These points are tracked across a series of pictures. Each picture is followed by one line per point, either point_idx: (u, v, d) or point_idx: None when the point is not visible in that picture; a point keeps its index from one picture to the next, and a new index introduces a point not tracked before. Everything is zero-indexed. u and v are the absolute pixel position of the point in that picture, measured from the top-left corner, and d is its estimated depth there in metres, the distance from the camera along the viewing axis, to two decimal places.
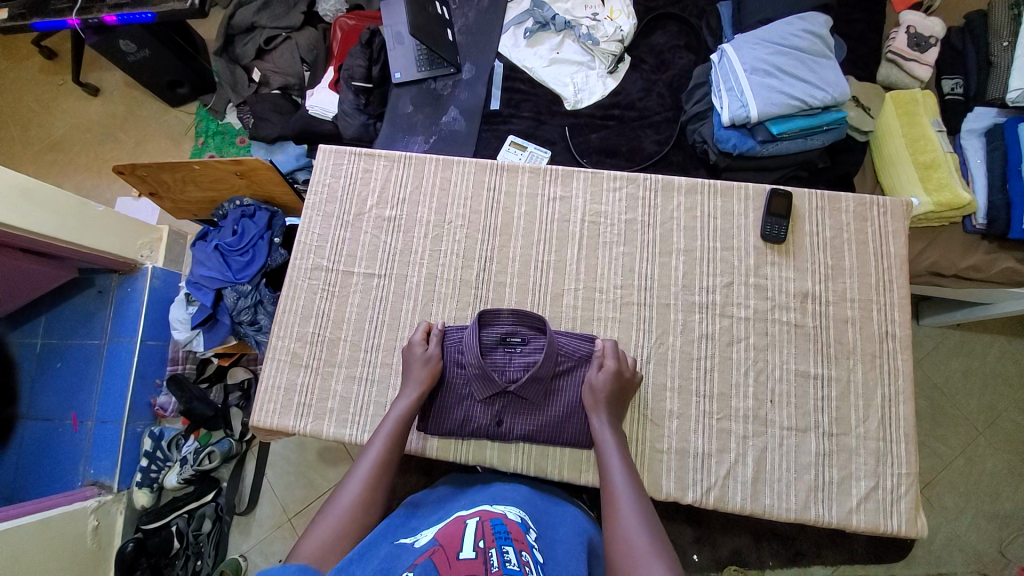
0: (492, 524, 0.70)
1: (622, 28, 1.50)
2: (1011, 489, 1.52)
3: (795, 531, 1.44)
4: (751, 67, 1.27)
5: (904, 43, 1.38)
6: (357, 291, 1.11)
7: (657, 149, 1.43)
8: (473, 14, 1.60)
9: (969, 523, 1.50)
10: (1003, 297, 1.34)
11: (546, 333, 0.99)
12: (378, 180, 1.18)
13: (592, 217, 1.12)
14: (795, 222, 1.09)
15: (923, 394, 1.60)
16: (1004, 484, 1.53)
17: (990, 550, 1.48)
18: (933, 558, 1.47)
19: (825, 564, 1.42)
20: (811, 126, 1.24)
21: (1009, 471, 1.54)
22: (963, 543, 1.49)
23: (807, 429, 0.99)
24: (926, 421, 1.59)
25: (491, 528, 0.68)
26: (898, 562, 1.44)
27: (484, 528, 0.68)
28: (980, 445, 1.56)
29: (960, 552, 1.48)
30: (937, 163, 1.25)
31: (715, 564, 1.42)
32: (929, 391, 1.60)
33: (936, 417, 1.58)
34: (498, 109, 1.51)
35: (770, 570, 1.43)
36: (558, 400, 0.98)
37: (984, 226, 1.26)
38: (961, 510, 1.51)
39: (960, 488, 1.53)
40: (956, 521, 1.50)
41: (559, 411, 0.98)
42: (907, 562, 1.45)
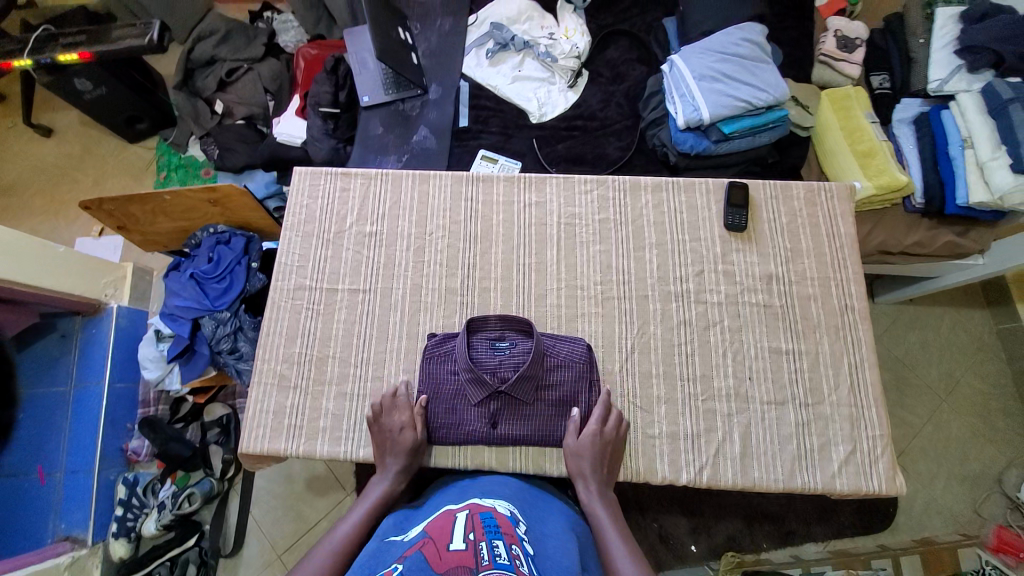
0: (482, 517, 0.72)
1: (578, 45, 1.61)
2: (973, 450, 1.84)
3: (785, 514, 1.78)
4: (699, 74, 1.37)
5: (833, 45, 1.53)
6: (342, 308, 1.09)
7: (620, 155, 1.51)
8: (435, 38, 1.67)
9: (944, 488, 1.82)
10: (946, 270, 1.57)
11: (532, 334, 1.02)
12: (356, 198, 1.17)
13: (567, 219, 1.15)
14: (754, 211, 1.13)
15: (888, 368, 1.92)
16: (971, 447, 1.84)
17: (966, 511, 1.79)
18: (916, 525, 1.80)
19: (816, 541, 1.76)
20: (758, 124, 1.34)
21: (973, 433, 1.86)
22: (940, 506, 1.81)
23: (785, 401, 1.03)
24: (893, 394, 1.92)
25: (481, 521, 0.70)
26: (884, 534, 1.78)
27: (475, 521, 0.70)
28: (944, 412, 1.87)
29: (939, 515, 1.80)
30: (874, 151, 1.40)
31: (713, 553, 1.73)
32: (893, 364, 1.92)
33: (901, 388, 1.91)
34: (467, 125, 1.58)
35: (765, 552, 1.75)
36: (552, 399, 1.00)
37: (923, 205, 1.41)
38: (934, 475, 1.83)
39: (932, 455, 1.85)
40: (930, 485, 1.84)
41: (552, 409, 1.00)
42: (894, 533, 1.79)
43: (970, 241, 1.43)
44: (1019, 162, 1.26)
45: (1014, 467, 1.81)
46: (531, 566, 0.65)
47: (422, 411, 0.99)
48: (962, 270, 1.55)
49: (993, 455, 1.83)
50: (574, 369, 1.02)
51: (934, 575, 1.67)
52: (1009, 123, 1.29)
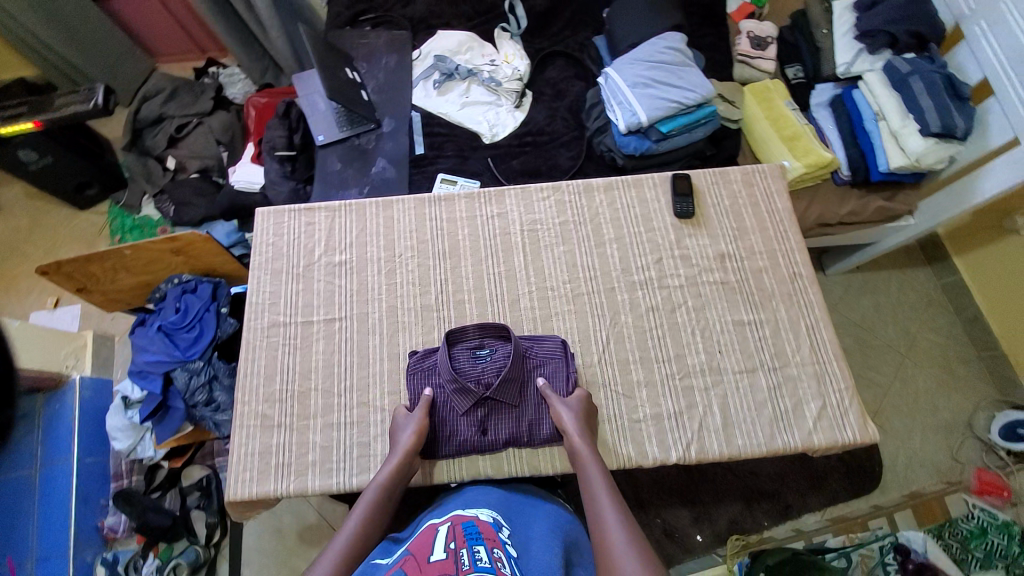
0: (464, 526, 0.75)
1: (518, 68, 1.72)
2: (942, 400, 1.97)
3: (780, 489, 1.84)
4: (632, 82, 1.49)
5: (748, 45, 1.71)
6: (320, 339, 1.10)
7: (572, 164, 1.61)
8: (382, 75, 1.74)
9: (922, 440, 1.93)
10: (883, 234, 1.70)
11: (509, 337, 1.04)
12: (323, 231, 1.18)
13: (529, 226, 1.19)
14: (699, 198, 1.23)
15: (849, 334, 2.04)
16: (938, 398, 1.97)
17: (946, 460, 1.91)
18: (903, 481, 1.89)
19: (813, 511, 1.83)
20: (691, 121, 1.46)
21: (938, 384, 1.98)
22: (922, 459, 1.91)
23: (755, 368, 1.08)
24: (860, 357, 2.02)
25: (462, 530, 0.74)
26: (875, 493, 1.87)
27: (456, 531, 0.74)
28: (907, 367, 2.00)
29: (923, 467, 1.90)
30: (799, 134, 1.55)
31: (719, 540, 1.78)
32: (853, 329, 2.04)
33: (864, 350, 2.01)
34: (423, 152, 1.63)
35: (767, 530, 1.81)
36: (536, 394, 1.03)
37: (850, 176, 1.54)
38: (910, 430, 1.93)
39: (904, 410, 1.95)
40: (911, 441, 1.92)
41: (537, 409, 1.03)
42: (884, 491, 1.88)
43: (898, 203, 1.57)
44: (925, 127, 1.40)
45: (981, 410, 1.94)
46: (513, 567, 0.69)
47: (428, 402, 1.00)
48: (900, 231, 1.66)
49: (959, 402, 1.96)
50: (552, 364, 1.05)
51: (927, 526, 1.80)
52: (912, 94, 1.43)
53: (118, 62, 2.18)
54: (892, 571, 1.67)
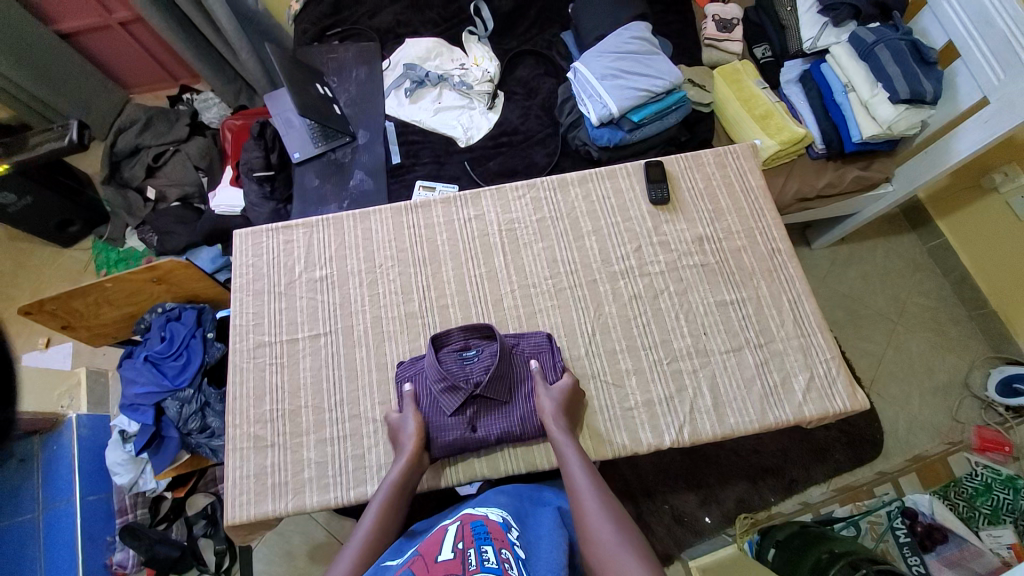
0: (472, 527, 0.75)
1: (488, 70, 1.72)
2: (937, 362, 1.98)
3: (782, 466, 1.84)
4: (601, 74, 1.49)
5: (715, 29, 1.70)
6: (306, 355, 1.10)
7: (548, 161, 1.62)
8: (354, 88, 1.74)
9: (920, 405, 1.94)
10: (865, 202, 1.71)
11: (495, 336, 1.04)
12: (301, 247, 1.18)
13: (507, 225, 1.20)
14: (673, 183, 1.23)
15: (840, 306, 2.05)
16: (933, 361, 1.98)
17: (946, 421, 1.92)
18: (905, 446, 1.89)
19: (818, 483, 1.84)
20: (662, 109, 1.46)
21: (932, 347, 1.99)
22: (922, 423, 1.91)
23: (741, 347, 1.09)
24: (853, 328, 2.02)
25: (470, 530, 0.73)
26: (878, 460, 1.87)
27: (465, 531, 0.73)
28: (900, 333, 2.01)
29: (923, 431, 1.90)
30: (770, 113, 1.56)
31: (728, 520, 1.78)
32: (844, 301, 2.05)
33: (856, 321, 2.02)
34: (400, 161, 1.63)
35: (775, 506, 1.81)
36: (526, 387, 1.03)
37: (824, 150, 1.56)
38: (908, 395, 1.94)
39: (900, 377, 1.96)
40: (909, 406, 1.93)
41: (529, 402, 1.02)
42: (887, 458, 1.88)
43: (875, 171, 1.58)
44: (894, 94, 1.40)
45: (976, 368, 1.96)
46: (521, 568, 0.69)
47: (411, 396, 1.01)
48: (881, 199, 1.68)
49: (954, 363, 1.98)
50: (541, 357, 1.06)
51: (932, 487, 1.78)
52: (878, 63, 1.43)
53: (89, 97, 2.17)
54: (903, 535, 1.64)
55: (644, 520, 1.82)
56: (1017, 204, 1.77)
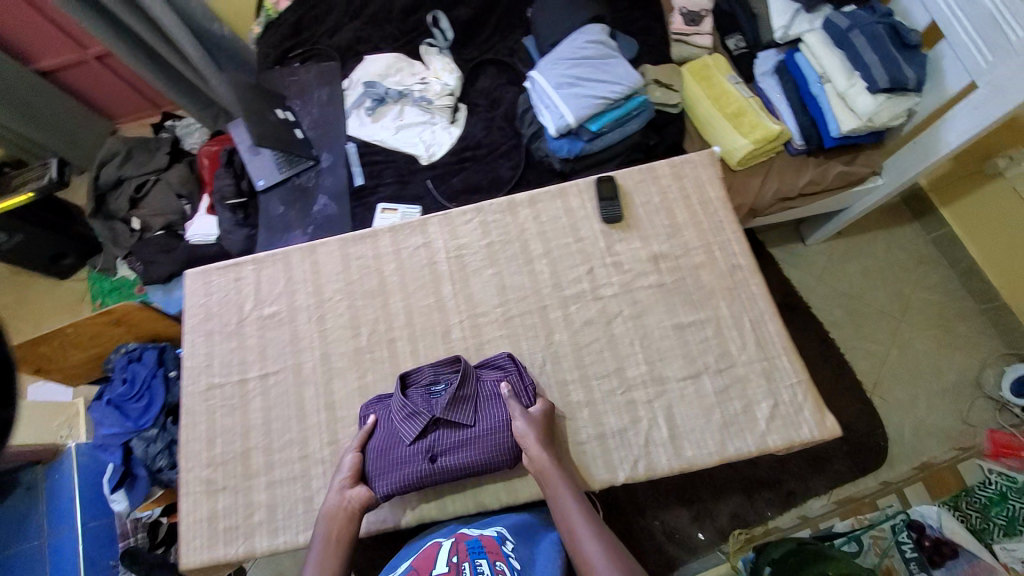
0: (468, 541, 0.86)
1: (448, 83, 1.68)
2: (945, 361, 1.86)
3: (777, 476, 1.76)
4: (558, 82, 1.43)
5: (682, 22, 1.63)
6: (257, 396, 1.09)
7: (512, 174, 1.56)
8: (316, 110, 1.72)
9: (926, 407, 1.82)
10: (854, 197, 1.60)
11: (461, 364, 1.01)
12: (250, 285, 1.17)
13: (455, 253, 1.16)
14: (626, 199, 1.17)
15: (838, 305, 1.93)
16: (940, 360, 1.86)
17: (954, 423, 1.80)
18: (910, 451, 1.79)
19: (817, 495, 1.75)
20: (622, 116, 1.40)
21: (938, 344, 1.87)
22: (928, 425, 1.81)
23: (698, 373, 1.03)
24: (852, 327, 1.91)
25: (466, 545, 0.85)
26: (882, 469, 1.77)
27: (461, 544, 0.85)
28: (902, 331, 1.89)
29: (929, 434, 1.80)
30: (742, 110, 1.47)
31: (721, 534, 1.71)
32: (842, 299, 1.93)
33: (855, 320, 1.91)
34: (363, 183, 1.59)
35: (772, 519, 1.73)
36: (496, 412, 0.98)
37: (804, 145, 1.45)
38: (913, 397, 1.83)
39: (903, 378, 1.85)
40: (913, 408, 1.82)
41: (494, 430, 0.96)
42: (890, 465, 1.77)
43: (858, 166, 1.47)
44: (873, 84, 1.29)
45: (988, 365, 1.83)
46: None
47: (370, 427, 1.00)
48: (870, 194, 1.57)
49: (962, 361, 1.85)
50: (510, 381, 1.01)
51: (941, 498, 1.66)
52: (855, 50, 1.32)
53: (74, 133, 2.22)
54: (909, 550, 1.54)
55: (635, 536, 1.76)
56: None
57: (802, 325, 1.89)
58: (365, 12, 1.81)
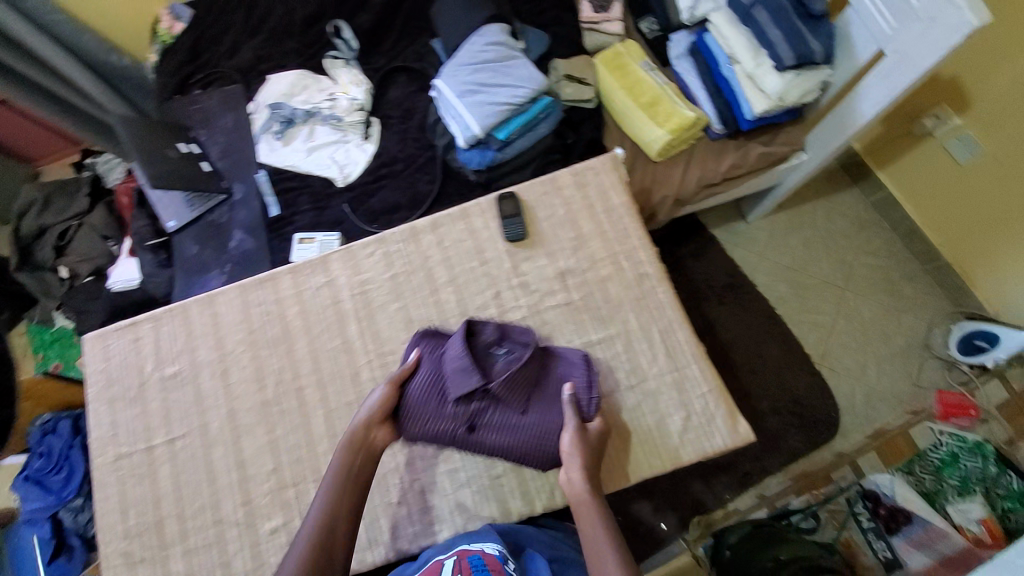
0: (469, 559, 0.80)
1: (356, 97, 1.59)
2: (893, 326, 1.85)
3: (736, 458, 1.75)
4: (460, 90, 1.36)
5: (591, 10, 1.56)
6: (165, 462, 1.04)
7: (430, 188, 1.50)
8: (223, 138, 1.62)
9: (877, 373, 1.82)
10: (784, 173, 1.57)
11: (532, 345, 0.96)
12: (149, 344, 1.10)
13: (359, 288, 1.09)
14: (529, 215, 1.13)
15: (785, 279, 1.91)
16: (887, 325, 1.86)
17: (907, 387, 1.80)
18: (863, 419, 1.78)
19: (774, 473, 1.72)
20: (529, 120, 1.34)
21: (885, 309, 1.87)
22: (881, 392, 1.80)
23: (611, 392, 1.00)
24: (800, 300, 1.90)
25: (468, 562, 0.79)
26: (835, 440, 1.75)
27: (462, 562, 0.79)
28: (849, 298, 1.89)
29: (881, 400, 1.79)
30: (657, 99, 1.41)
31: (682, 523, 1.69)
32: (788, 274, 1.92)
33: (802, 292, 1.90)
34: (278, 213, 1.50)
35: (731, 502, 1.72)
36: (556, 402, 0.94)
37: (724, 129, 1.41)
38: (863, 364, 1.83)
39: (853, 347, 1.85)
40: (865, 376, 1.82)
41: (546, 421, 0.93)
42: (844, 436, 1.76)
43: (777, 145, 1.44)
44: (779, 63, 1.24)
45: (935, 325, 1.84)
46: None
47: (411, 370, 0.95)
48: (797, 170, 1.55)
49: (910, 323, 1.85)
50: (577, 378, 0.96)
51: (895, 464, 1.71)
52: (758, 26, 1.26)
53: None
54: (865, 520, 1.60)
55: None
56: (954, 147, 1.63)
57: (749, 304, 1.87)
58: (264, 28, 1.73)
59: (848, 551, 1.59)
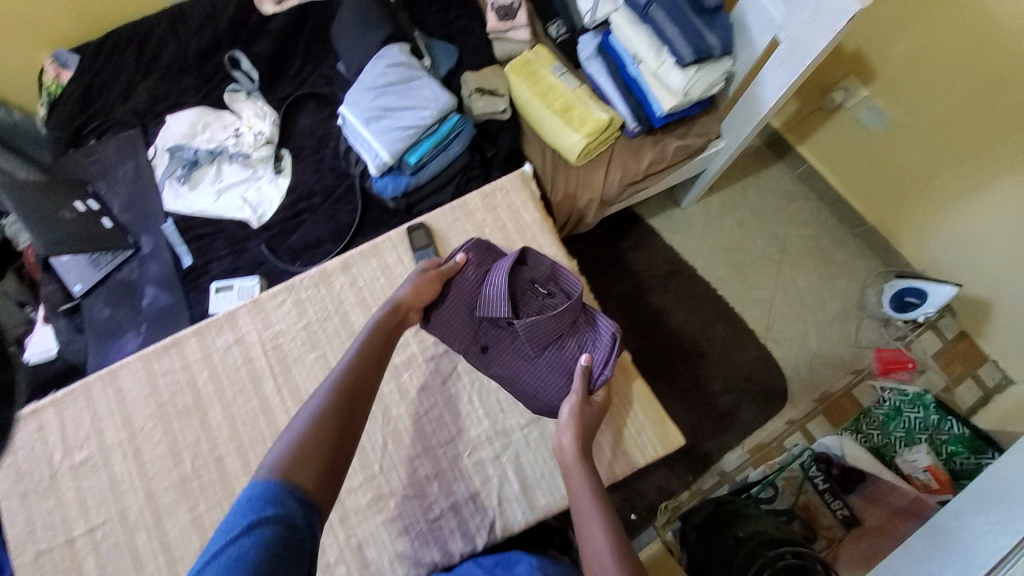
0: None
1: (263, 131, 1.52)
2: (828, 292, 1.91)
3: (698, 440, 1.77)
4: (365, 116, 1.31)
5: (496, 19, 1.52)
6: (87, 555, 0.95)
7: (353, 218, 1.44)
8: (125, 189, 1.53)
9: (818, 340, 1.88)
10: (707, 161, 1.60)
11: (573, 299, 1.02)
12: (55, 430, 1.03)
13: (272, 343, 1.07)
14: (443, 244, 1.14)
15: (724, 259, 1.95)
16: (824, 291, 1.92)
17: (848, 349, 1.87)
18: (809, 384, 1.84)
19: (732, 448, 1.78)
20: (439, 141, 1.31)
21: (821, 276, 1.93)
22: (823, 357, 1.87)
23: (541, 416, 1.02)
24: (741, 277, 1.94)
25: None
26: (784, 408, 1.82)
27: None
28: (786, 270, 1.94)
29: (824, 365, 1.86)
30: (570, 104, 1.39)
31: (651, 511, 1.71)
32: (726, 253, 1.95)
33: (741, 270, 1.94)
34: (192, 262, 1.42)
35: (695, 483, 1.75)
36: (570, 356, 1.01)
37: (640, 127, 1.40)
38: (805, 333, 1.89)
39: (794, 317, 1.90)
40: (808, 344, 1.88)
41: (555, 368, 1.01)
42: (793, 404, 1.82)
43: (693, 137, 1.45)
44: (680, 59, 1.25)
45: (870, 286, 1.89)
46: None
47: (457, 269, 1.04)
48: (719, 155, 1.55)
49: (846, 287, 1.91)
50: (596, 351, 1.00)
51: (843, 425, 1.71)
52: (657, 24, 1.26)
53: None
54: (820, 482, 1.55)
55: None
56: (864, 117, 1.69)
57: (692, 289, 1.90)
58: (157, 66, 1.62)
59: (808, 516, 1.52)
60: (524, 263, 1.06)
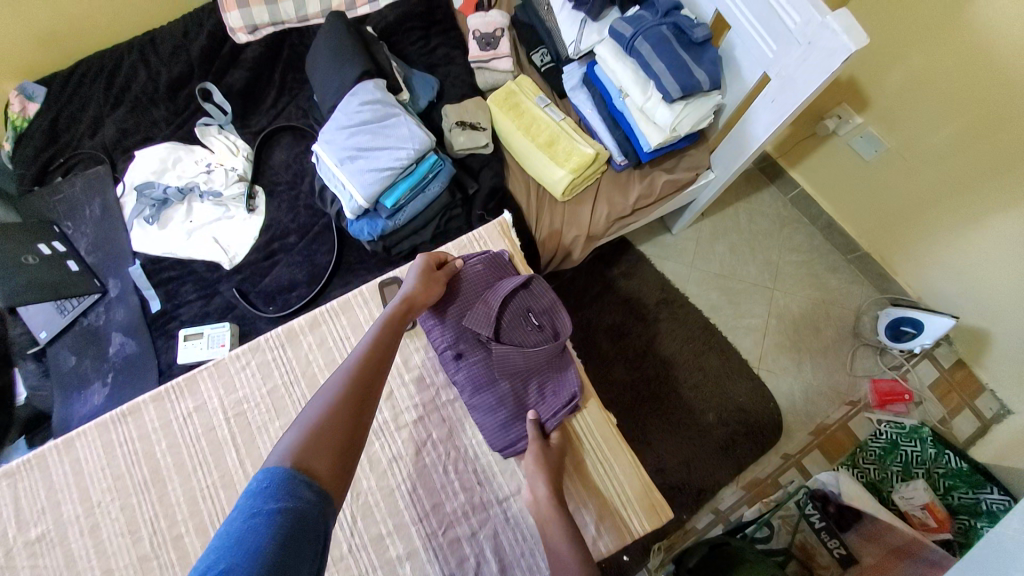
0: None
1: (235, 167, 1.46)
2: (822, 319, 1.87)
3: (692, 477, 1.71)
4: (339, 156, 1.25)
5: (477, 48, 1.46)
6: None
7: (329, 260, 1.39)
8: (92, 229, 1.46)
9: (813, 370, 1.83)
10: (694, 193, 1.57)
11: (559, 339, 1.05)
12: (5, 504, 0.97)
13: (235, 410, 1.03)
14: None
15: (716, 287, 1.91)
16: (818, 318, 1.87)
17: (845, 377, 1.81)
18: (805, 415, 1.79)
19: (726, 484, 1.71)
20: (417, 182, 1.25)
21: (815, 303, 1.88)
22: (819, 387, 1.81)
23: (520, 488, 1.00)
24: (733, 306, 1.89)
25: None
26: (779, 440, 1.76)
27: None
28: (780, 297, 1.89)
29: (820, 396, 1.80)
30: (554, 138, 1.34)
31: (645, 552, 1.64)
32: (718, 281, 1.91)
33: (734, 298, 1.90)
34: (161, 307, 1.36)
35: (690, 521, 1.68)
36: (539, 391, 1.05)
37: (627, 160, 1.36)
38: (800, 363, 1.84)
39: (788, 346, 1.85)
40: (803, 374, 1.83)
41: (523, 395, 1.04)
42: (789, 436, 1.77)
43: (681, 171, 1.41)
44: (666, 96, 1.17)
45: (863, 314, 1.85)
46: None
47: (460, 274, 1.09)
48: (707, 186, 1.53)
49: (840, 313, 1.87)
50: (557, 398, 1.04)
51: (839, 459, 1.69)
52: (642, 60, 1.18)
53: None
54: (817, 520, 1.47)
55: None
56: (858, 145, 1.63)
57: (683, 319, 1.85)
58: (127, 97, 1.56)
59: (806, 556, 1.46)
60: (527, 289, 1.07)
